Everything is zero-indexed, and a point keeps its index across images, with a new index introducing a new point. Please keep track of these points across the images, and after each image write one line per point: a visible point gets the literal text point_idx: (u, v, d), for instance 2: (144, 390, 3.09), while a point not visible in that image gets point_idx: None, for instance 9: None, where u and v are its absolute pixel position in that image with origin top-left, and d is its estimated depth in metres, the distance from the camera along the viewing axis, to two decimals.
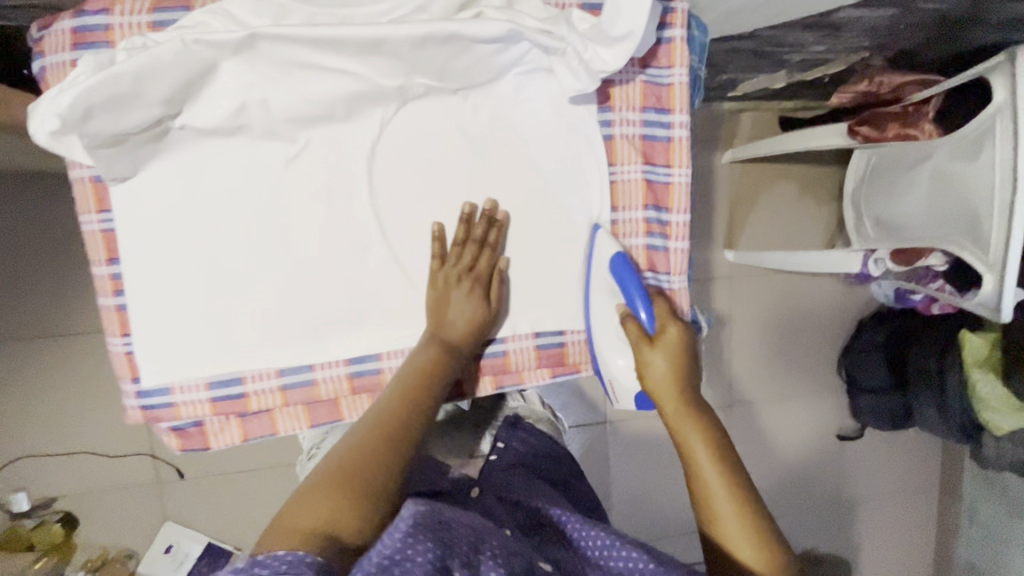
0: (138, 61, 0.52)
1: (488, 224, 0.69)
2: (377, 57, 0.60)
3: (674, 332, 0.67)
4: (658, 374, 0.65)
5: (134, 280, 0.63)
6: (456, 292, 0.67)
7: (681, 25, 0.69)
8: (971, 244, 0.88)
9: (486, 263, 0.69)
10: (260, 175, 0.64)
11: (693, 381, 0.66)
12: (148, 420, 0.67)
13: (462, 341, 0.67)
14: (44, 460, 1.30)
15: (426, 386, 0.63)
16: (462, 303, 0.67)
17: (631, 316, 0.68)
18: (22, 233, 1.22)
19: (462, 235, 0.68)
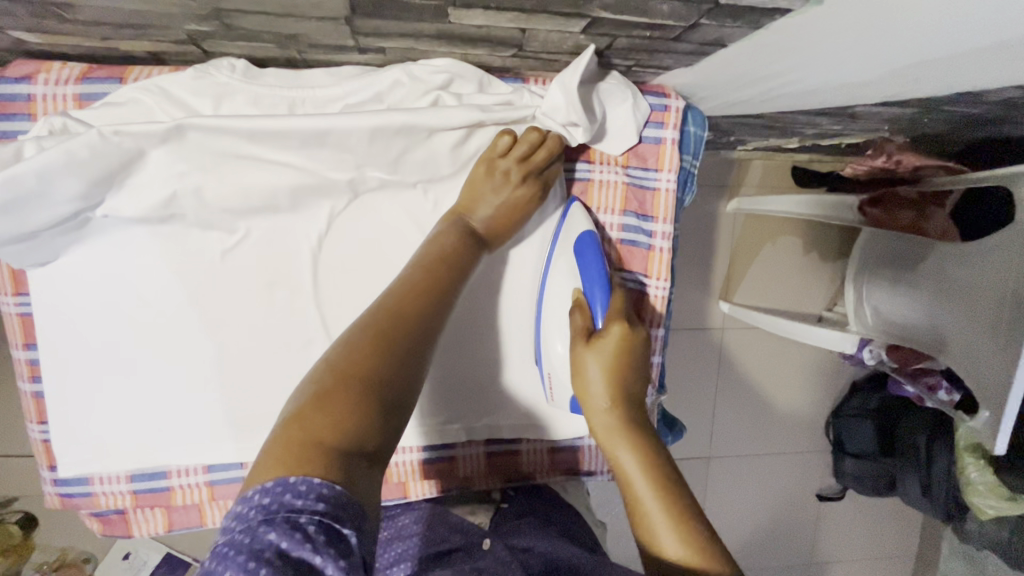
0: (45, 159, 0.46)
1: (537, 146, 0.58)
2: (323, 150, 0.54)
3: (618, 332, 0.57)
4: (592, 377, 0.56)
5: (54, 367, 0.59)
6: (508, 188, 0.57)
7: (674, 126, 0.62)
8: (985, 351, 0.78)
9: (543, 170, 0.59)
10: (194, 266, 0.59)
11: (634, 384, 0.57)
12: (67, 506, 0.63)
13: (489, 232, 0.58)
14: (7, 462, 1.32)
15: (450, 264, 0.53)
16: (500, 206, 0.58)
17: (581, 306, 0.60)
18: None
19: (511, 155, 0.57)
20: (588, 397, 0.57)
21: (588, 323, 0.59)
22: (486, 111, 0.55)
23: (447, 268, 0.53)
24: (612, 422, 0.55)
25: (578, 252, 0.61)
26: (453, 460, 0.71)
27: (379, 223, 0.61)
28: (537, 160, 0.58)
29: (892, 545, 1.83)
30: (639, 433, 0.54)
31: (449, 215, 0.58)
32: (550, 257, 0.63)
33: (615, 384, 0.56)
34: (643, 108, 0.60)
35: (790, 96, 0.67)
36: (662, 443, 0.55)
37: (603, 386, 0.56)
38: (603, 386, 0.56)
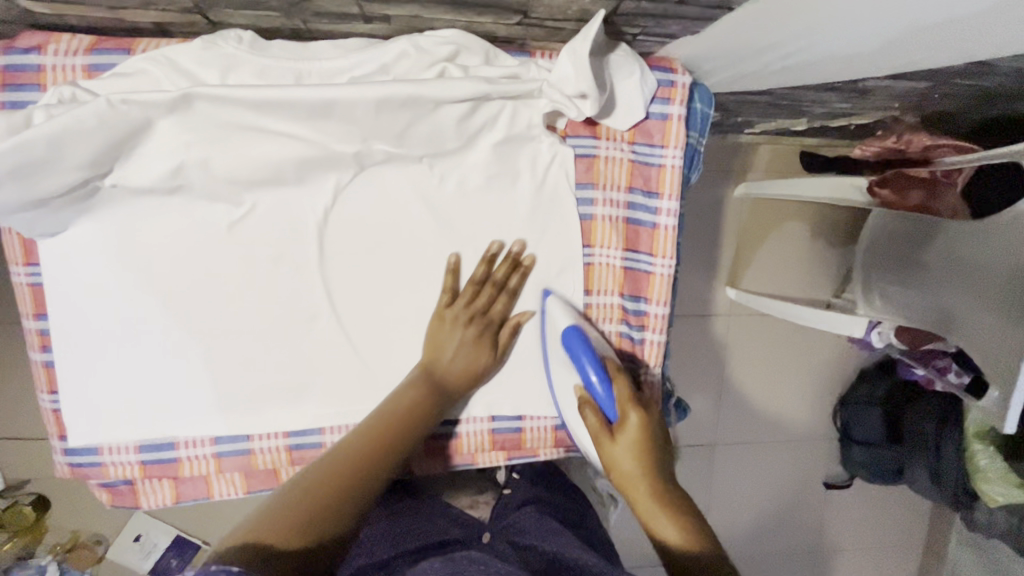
0: (53, 126, 0.47)
1: (511, 267, 0.64)
2: (329, 120, 0.54)
3: (636, 419, 0.58)
4: (623, 468, 0.57)
5: (63, 338, 0.59)
6: (464, 331, 0.62)
7: (680, 102, 0.61)
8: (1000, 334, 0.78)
9: (501, 308, 0.64)
10: (201, 238, 0.59)
11: (664, 466, 0.57)
12: (77, 476, 0.64)
13: (456, 381, 0.62)
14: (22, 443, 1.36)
15: (409, 421, 0.58)
16: (466, 348, 0.62)
17: (590, 401, 0.60)
18: None
19: (481, 277, 0.63)
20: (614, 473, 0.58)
21: (602, 419, 0.59)
22: (492, 83, 0.54)
23: (411, 424, 0.58)
24: (651, 506, 0.55)
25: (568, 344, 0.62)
26: (458, 437, 0.69)
27: (384, 197, 0.61)
28: (501, 285, 0.64)
29: (900, 536, 1.81)
30: (680, 510, 0.54)
31: (415, 368, 0.62)
32: (548, 324, 0.65)
33: (643, 463, 0.57)
34: (649, 83, 0.59)
35: (799, 69, 0.66)
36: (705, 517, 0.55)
37: (633, 469, 0.57)
38: (634, 472, 0.56)
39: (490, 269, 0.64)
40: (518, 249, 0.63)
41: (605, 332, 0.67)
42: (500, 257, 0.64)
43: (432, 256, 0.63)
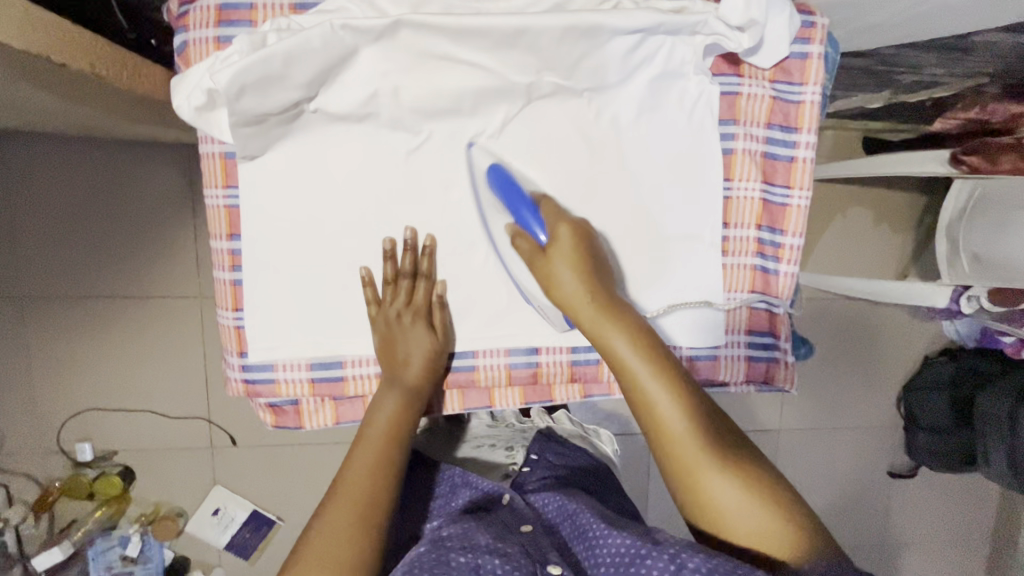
0: (289, 44, 0.52)
1: (415, 254, 0.66)
2: (513, 50, 0.59)
3: (566, 231, 0.62)
4: (567, 287, 0.61)
5: (252, 257, 0.64)
6: (405, 329, 0.65)
7: (820, 41, 0.66)
8: None
9: (425, 294, 0.67)
10: (380, 165, 0.64)
11: (602, 277, 0.62)
12: (249, 394, 0.68)
13: (419, 379, 0.65)
14: (110, 415, 1.38)
15: (391, 439, 0.62)
16: (415, 342, 0.65)
17: (523, 233, 0.63)
18: (119, 201, 1.30)
19: (391, 273, 0.65)
20: (561, 296, 0.62)
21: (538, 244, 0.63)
22: (664, 15, 0.58)
23: (398, 436, 0.62)
24: (599, 311, 0.60)
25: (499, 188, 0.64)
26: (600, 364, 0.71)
27: (545, 130, 0.66)
28: (418, 276, 0.66)
29: (966, 527, 1.78)
30: (624, 317, 0.60)
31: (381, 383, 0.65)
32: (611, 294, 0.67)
33: (581, 275, 0.61)
34: (795, 23, 0.64)
35: (922, 19, 0.71)
36: (651, 329, 0.61)
37: (573, 279, 0.61)
38: (577, 285, 0.61)
39: (397, 264, 0.66)
40: (413, 237, 0.65)
41: (741, 264, 0.71)
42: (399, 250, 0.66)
43: (583, 185, 0.67)
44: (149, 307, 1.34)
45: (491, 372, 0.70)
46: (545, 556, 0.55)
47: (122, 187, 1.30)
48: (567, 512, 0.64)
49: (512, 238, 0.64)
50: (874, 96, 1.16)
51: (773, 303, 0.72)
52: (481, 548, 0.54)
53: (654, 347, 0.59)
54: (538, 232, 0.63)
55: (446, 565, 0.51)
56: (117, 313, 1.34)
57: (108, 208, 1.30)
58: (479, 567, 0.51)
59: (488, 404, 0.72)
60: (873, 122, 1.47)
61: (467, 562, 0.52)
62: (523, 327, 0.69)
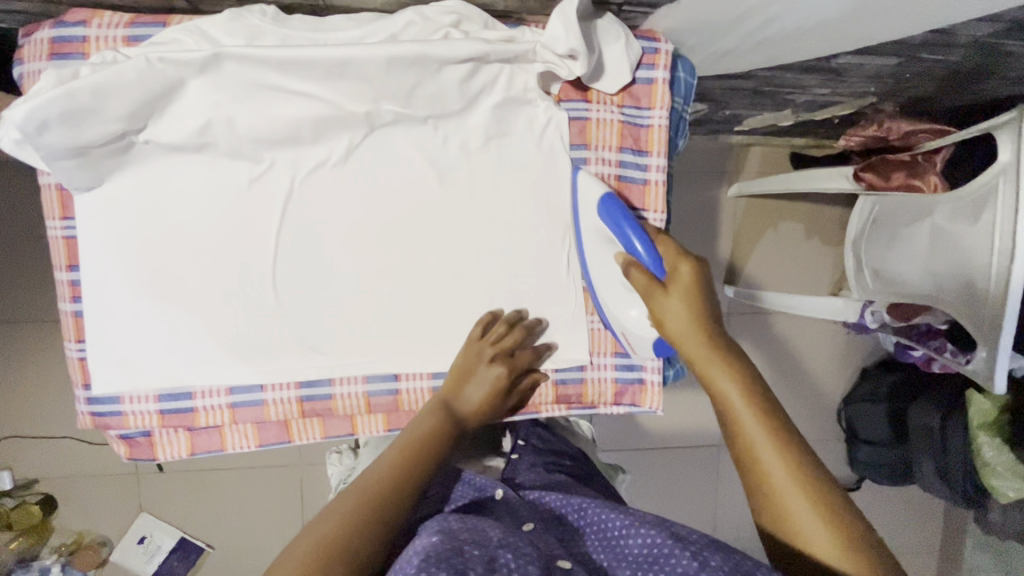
0: (99, 77, 0.52)
1: (529, 331, 0.69)
2: (343, 80, 0.59)
3: (686, 271, 0.60)
4: (676, 319, 0.59)
5: (89, 289, 0.63)
6: (488, 374, 0.66)
7: (664, 66, 0.67)
8: (968, 312, 0.85)
9: (524, 360, 0.68)
10: (221, 195, 0.64)
11: (714, 314, 0.59)
12: (98, 426, 0.67)
13: (470, 416, 0.65)
14: (20, 445, 1.31)
15: (433, 450, 0.60)
16: (488, 386, 0.66)
17: (635, 263, 0.61)
18: (14, 223, 1.23)
19: (510, 324, 0.68)
20: (667, 328, 0.59)
21: (651, 276, 0.60)
22: (490, 44, 0.59)
23: (436, 447, 0.60)
24: (706, 350, 0.57)
25: (606, 213, 0.64)
26: None
27: (392, 158, 0.66)
28: (518, 326, 0.69)
29: (915, 541, 1.74)
30: (730, 359, 0.56)
31: (436, 399, 0.65)
32: (581, 237, 0.69)
33: (692, 309, 0.59)
34: (634, 49, 0.64)
35: (771, 44, 0.72)
36: (756, 368, 0.57)
37: (684, 312, 0.59)
38: (689, 324, 0.58)
39: (514, 321, 0.69)
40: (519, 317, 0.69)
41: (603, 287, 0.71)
42: (521, 322, 0.69)
43: (433, 212, 0.68)
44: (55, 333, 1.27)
45: (349, 401, 0.69)
46: (555, 552, 0.50)
47: (19, 208, 1.23)
48: (571, 503, 0.58)
49: (624, 267, 0.62)
50: (780, 114, 1.16)
51: None
52: (493, 542, 0.49)
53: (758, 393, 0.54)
54: (653, 264, 0.61)
55: (461, 557, 0.45)
56: (22, 340, 1.26)
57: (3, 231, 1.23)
58: (492, 561, 0.46)
59: (351, 431, 0.71)
60: (798, 138, 1.47)
61: (481, 554, 0.46)
62: (380, 352, 0.69)
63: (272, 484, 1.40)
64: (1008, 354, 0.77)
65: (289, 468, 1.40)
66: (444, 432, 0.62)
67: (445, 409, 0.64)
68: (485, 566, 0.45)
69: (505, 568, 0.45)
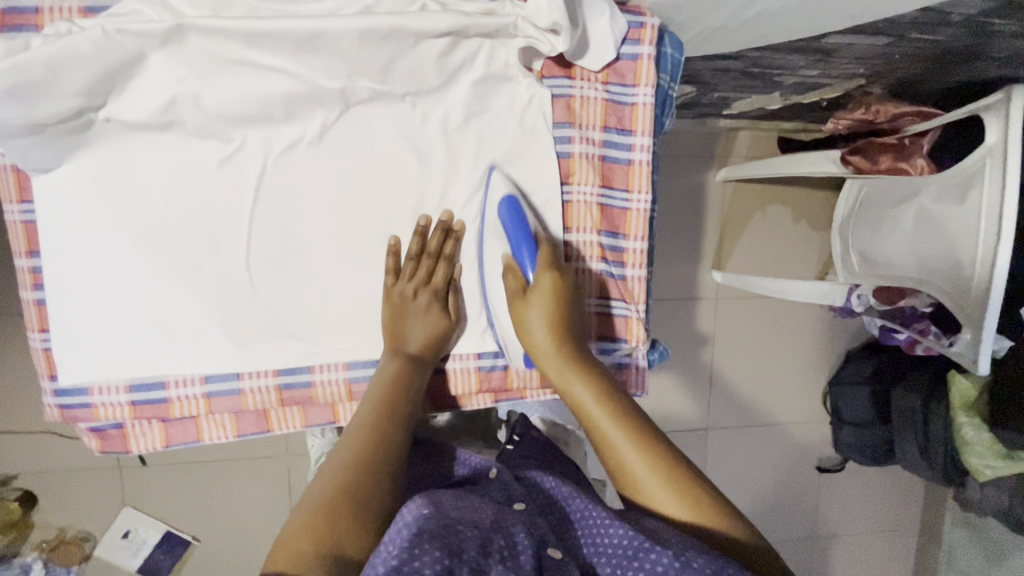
0: (52, 49, 0.49)
1: (444, 236, 0.66)
2: (315, 54, 0.56)
3: (551, 279, 0.61)
4: (534, 329, 0.61)
5: (52, 275, 0.61)
6: (417, 304, 0.65)
7: (650, 42, 0.64)
8: (953, 291, 0.84)
9: (443, 276, 0.66)
10: (188, 175, 0.61)
11: (571, 323, 0.62)
12: (67, 419, 0.65)
13: (424, 352, 0.64)
14: None
15: (397, 395, 0.61)
16: (423, 318, 0.65)
17: (515, 269, 0.63)
18: None
19: (417, 248, 0.65)
20: (528, 339, 0.61)
21: (521, 280, 0.62)
22: (470, 17, 0.57)
23: (402, 390, 0.61)
24: (562, 364, 0.59)
25: (506, 217, 0.62)
26: (444, 375, 0.69)
27: (368, 136, 0.63)
28: (431, 253, 0.65)
29: (897, 520, 1.78)
30: (584, 368, 0.59)
31: (383, 351, 0.65)
32: (488, 195, 0.65)
33: (550, 320, 0.60)
34: (619, 23, 0.62)
35: (760, 21, 0.70)
36: (612, 377, 0.58)
37: (540, 327, 0.61)
38: (548, 332, 0.60)
39: (424, 241, 0.66)
40: (447, 219, 0.66)
41: (586, 270, 0.69)
42: (431, 229, 0.66)
43: (413, 193, 0.65)
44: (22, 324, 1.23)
45: (330, 388, 0.67)
46: (547, 536, 0.48)
47: None
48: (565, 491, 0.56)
49: (504, 271, 0.63)
50: (766, 96, 1.15)
51: (625, 308, 0.70)
52: (487, 524, 0.47)
53: (611, 394, 0.56)
54: (528, 269, 0.62)
55: (455, 536, 0.44)
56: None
57: None
58: (487, 542, 0.45)
59: (332, 419, 0.69)
60: (785, 122, 1.46)
61: (476, 534, 0.45)
62: (361, 339, 0.67)
63: (255, 475, 1.38)
64: (993, 334, 0.77)
65: (276, 459, 1.38)
66: (406, 379, 0.62)
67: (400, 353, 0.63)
68: (479, 548, 0.44)
69: (498, 552, 0.44)
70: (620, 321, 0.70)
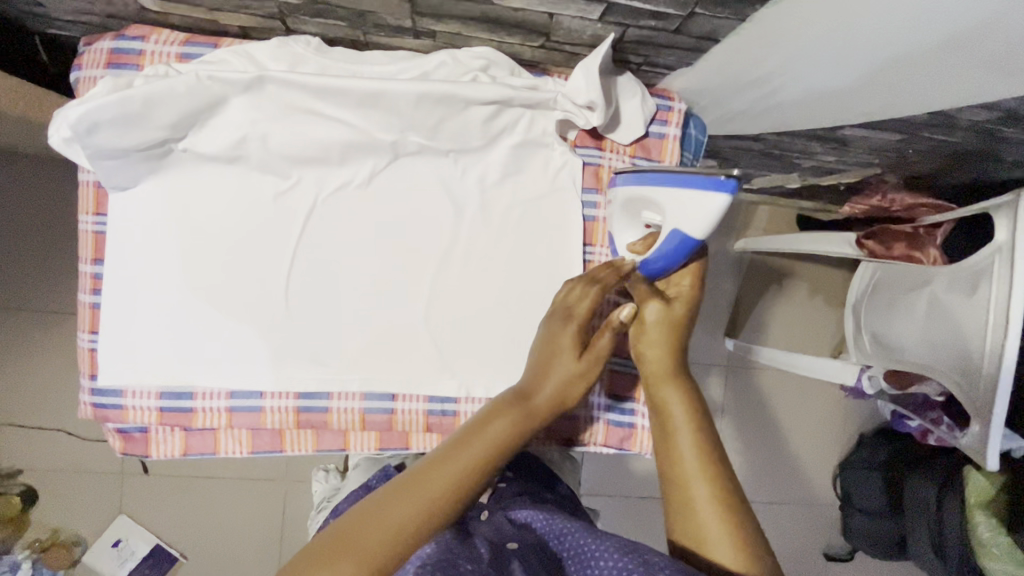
0: (151, 89, 0.57)
1: (611, 267, 0.63)
2: (374, 109, 0.63)
3: (678, 305, 0.65)
4: (655, 349, 0.63)
5: (109, 282, 0.66)
6: (568, 359, 0.60)
7: (676, 123, 0.71)
8: (961, 383, 0.85)
9: (587, 307, 0.61)
10: (247, 204, 0.67)
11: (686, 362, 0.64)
12: (98, 418, 0.69)
13: (545, 408, 0.58)
14: (12, 432, 1.31)
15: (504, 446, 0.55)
16: (568, 368, 0.60)
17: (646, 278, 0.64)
18: (42, 216, 1.27)
19: (589, 276, 0.63)
20: (643, 360, 0.64)
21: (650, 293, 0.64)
22: (515, 90, 0.63)
23: (509, 450, 0.55)
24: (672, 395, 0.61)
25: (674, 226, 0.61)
26: (456, 416, 0.72)
27: (411, 186, 0.69)
28: (601, 290, 0.62)
29: None
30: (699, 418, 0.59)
31: (508, 390, 0.59)
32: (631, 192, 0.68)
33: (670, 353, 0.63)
34: (649, 105, 0.69)
35: (779, 112, 0.76)
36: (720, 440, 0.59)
37: (661, 355, 0.63)
38: (663, 358, 0.63)
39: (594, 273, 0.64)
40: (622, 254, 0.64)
41: None
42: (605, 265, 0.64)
43: (444, 240, 0.70)
44: (61, 323, 1.30)
45: (345, 416, 0.71)
46: None
47: (46, 199, 1.27)
48: (554, 530, 0.59)
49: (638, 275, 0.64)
50: (785, 176, 1.20)
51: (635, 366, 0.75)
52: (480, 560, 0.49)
53: (717, 466, 0.56)
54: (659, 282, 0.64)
55: (456, 570, 0.45)
56: (31, 328, 1.29)
57: (29, 221, 1.27)
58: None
59: (343, 446, 0.73)
60: (804, 201, 1.51)
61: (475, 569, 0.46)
62: (382, 371, 0.70)
63: (251, 496, 1.38)
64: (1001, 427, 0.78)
65: (274, 482, 1.39)
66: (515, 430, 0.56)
67: (520, 399, 0.58)
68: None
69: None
70: (630, 378, 0.75)
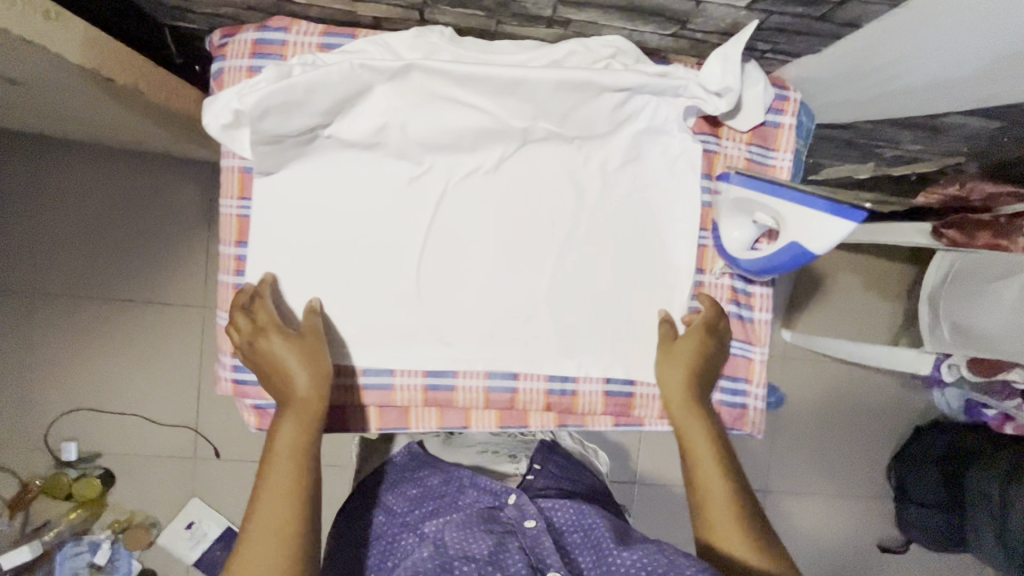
0: (311, 77, 0.59)
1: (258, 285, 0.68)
2: (511, 97, 0.65)
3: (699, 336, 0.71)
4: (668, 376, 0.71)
5: (252, 263, 0.69)
6: (270, 355, 0.64)
7: (792, 113, 0.73)
8: None
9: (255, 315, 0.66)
10: (381, 188, 0.70)
11: (701, 383, 0.70)
12: (237, 394, 0.72)
13: (309, 396, 0.64)
14: (92, 418, 1.34)
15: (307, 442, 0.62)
16: (276, 358, 0.64)
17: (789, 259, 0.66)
18: (127, 209, 1.31)
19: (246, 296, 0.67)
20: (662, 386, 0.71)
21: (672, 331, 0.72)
22: (649, 77, 0.65)
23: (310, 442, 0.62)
24: (687, 417, 0.69)
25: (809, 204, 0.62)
26: (575, 396, 0.74)
27: (535, 171, 0.71)
28: (253, 297, 0.67)
29: None
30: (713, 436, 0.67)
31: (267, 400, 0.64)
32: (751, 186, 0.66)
33: (685, 379, 0.70)
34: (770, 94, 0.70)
35: (889, 99, 0.77)
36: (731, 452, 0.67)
37: (676, 381, 0.70)
38: (677, 385, 0.70)
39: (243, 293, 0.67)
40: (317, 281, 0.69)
41: None
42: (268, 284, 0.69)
43: (566, 223, 0.73)
44: (142, 313, 1.33)
45: (470, 394, 0.73)
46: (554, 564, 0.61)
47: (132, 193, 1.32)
48: (578, 522, 0.67)
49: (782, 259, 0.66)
50: (860, 166, 1.21)
51: (749, 349, 0.76)
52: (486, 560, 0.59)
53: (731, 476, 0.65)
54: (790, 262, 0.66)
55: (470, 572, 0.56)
56: (114, 315, 1.33)
57: (115, 214, 1.32)
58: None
59: (465, 423, 0.75)
60: None
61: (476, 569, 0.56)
62: (505, 351, 0.73)
63: None
64: None
65: None
66: (303, 428, 0.62)
67: (290, 403, 0.63)
68: None
69: None
70: (743, 360, 0.76)
